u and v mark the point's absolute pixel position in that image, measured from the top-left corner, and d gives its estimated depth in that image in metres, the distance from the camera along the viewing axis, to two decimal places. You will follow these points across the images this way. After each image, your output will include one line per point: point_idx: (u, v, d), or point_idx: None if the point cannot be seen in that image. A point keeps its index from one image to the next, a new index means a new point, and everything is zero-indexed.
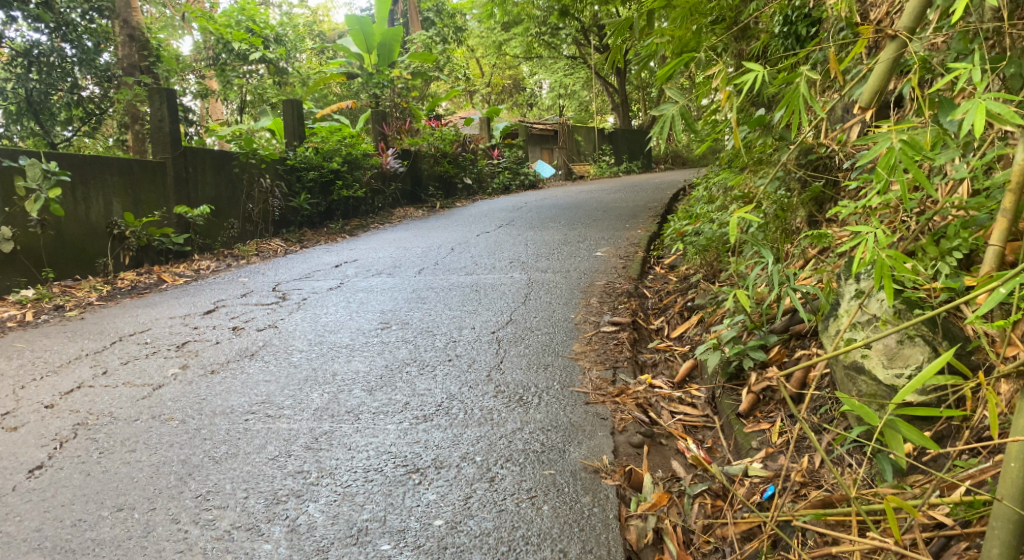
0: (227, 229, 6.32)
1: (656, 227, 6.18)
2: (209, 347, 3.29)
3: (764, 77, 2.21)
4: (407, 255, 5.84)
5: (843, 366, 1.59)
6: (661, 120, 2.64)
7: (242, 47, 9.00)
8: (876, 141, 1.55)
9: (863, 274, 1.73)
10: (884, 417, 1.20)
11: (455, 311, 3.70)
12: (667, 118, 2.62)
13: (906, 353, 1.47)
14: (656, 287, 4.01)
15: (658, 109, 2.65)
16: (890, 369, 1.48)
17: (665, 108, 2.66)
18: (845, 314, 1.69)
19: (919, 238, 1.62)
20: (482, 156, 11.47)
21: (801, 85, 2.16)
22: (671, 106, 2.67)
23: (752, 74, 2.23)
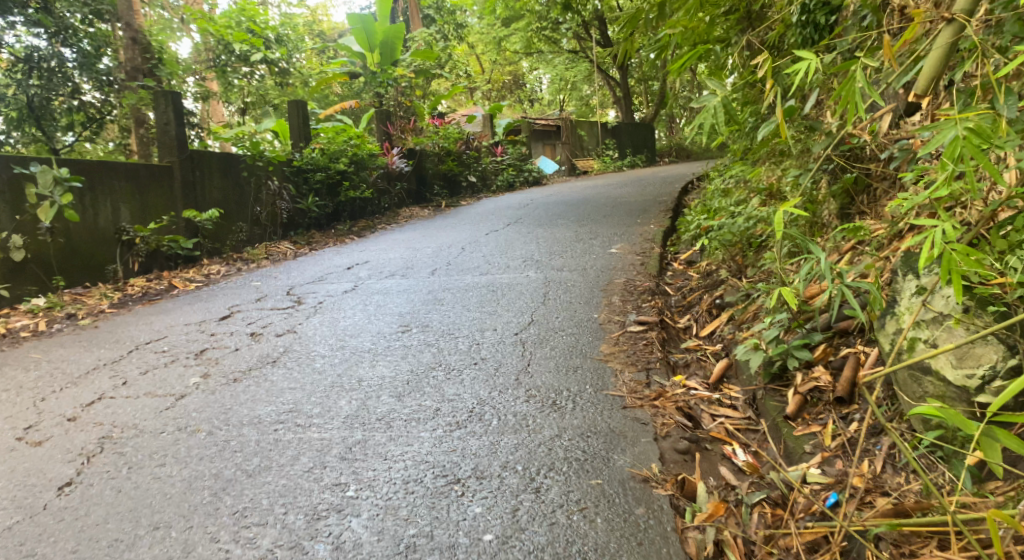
0: (236, 233, 6.27)
1: (669, 222, 6.11)
2: (229, 355, 3.23)
3: (815, 66, 2.18)
4: (418, 255, 5.78)
5: (907, 367, 1.59)
6: (703, 111, 2.82)
7: (243, 49, 8.89)
8: (938, 130, 1.49)
9: (923, 269, 1.67)
10: (979, 426, 1.23)
11: (475, 313, 3.64)
12: (709, 110, 2.80)
13: (978, 353, 1.47)
14: (678, 285, 3.95)
15: (699, 101, 2.82)
16: (960, 369, 1.48)
17: (707, 100, 2.84)
18: (906, 312, 1.65)
19: (985, 232, 1.59)
20: (486, 153, 11.40)
21: (856, 74, 2.13)
22: (712, 99, 2.83)
23: (803, 65, 2.20)
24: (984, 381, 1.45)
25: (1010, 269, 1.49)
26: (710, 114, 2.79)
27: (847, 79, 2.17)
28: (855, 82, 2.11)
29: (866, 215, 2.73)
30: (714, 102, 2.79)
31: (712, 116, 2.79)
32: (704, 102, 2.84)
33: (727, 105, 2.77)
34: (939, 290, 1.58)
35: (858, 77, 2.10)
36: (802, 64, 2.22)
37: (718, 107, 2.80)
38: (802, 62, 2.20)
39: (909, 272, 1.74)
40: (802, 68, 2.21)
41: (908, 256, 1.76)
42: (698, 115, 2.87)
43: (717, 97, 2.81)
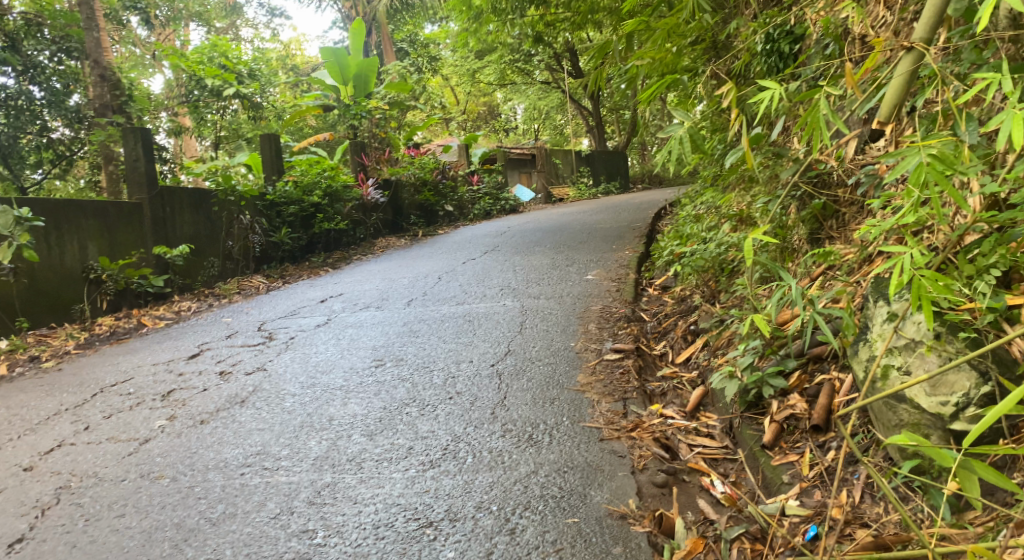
0: (207, 268, 6.17)
1: (645, 248, 6.14)
2: (196, 395, 3.14)
3: (778, 94, 2.25)
4: (393, 287, 5.72)
5: (882, 395, 1.60)
6: (669, 141, 2.81)
7: (215, 83, 8.86)
8: (902, 156, 1.49)
9: (894, 294, 1.67)
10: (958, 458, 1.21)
11: (450, 345, 3.58)
12: (675, 140, 2.79)
13: (951, 380, 1.49)
14: (654, 310, 3.94)
15: (666, 131, 2.83)
16: (933, 397, 1.50)
17: (673, 129, 2.84)
18: (879, 338, 1.65)
19: (952, 257, 1.61)
20: (462, 183, 11.43)
21: (820, 101, 2.18)
22: (678, 128, 2.84)
23: (767, 93, 2.27)
24: (957, 408, 1.46)
25: (977, 294, 1.52)
26: (676, 143, 2.78)
27: (810, 108, 2.20)
28: (818, 109, 2.16)
29: (836, 239, 2.75)
30: (679, 132, 2.81)
31: (678, 145, 2.78)
32: (671, 132, 2.84)
33: (692, 135, 2.77)
34: (910, 316, 1.59)
35: (822, 104, 2.15)
36: (767, 92, 2.28)
37: (684, 136, 2.82)
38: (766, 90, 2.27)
39: (879, 297, 1.75)
40: (767, 96, 2.26)
41: (878, 281, 1.77)
42: (665, 144, 2.87)
43: (683, 126, 2.83)
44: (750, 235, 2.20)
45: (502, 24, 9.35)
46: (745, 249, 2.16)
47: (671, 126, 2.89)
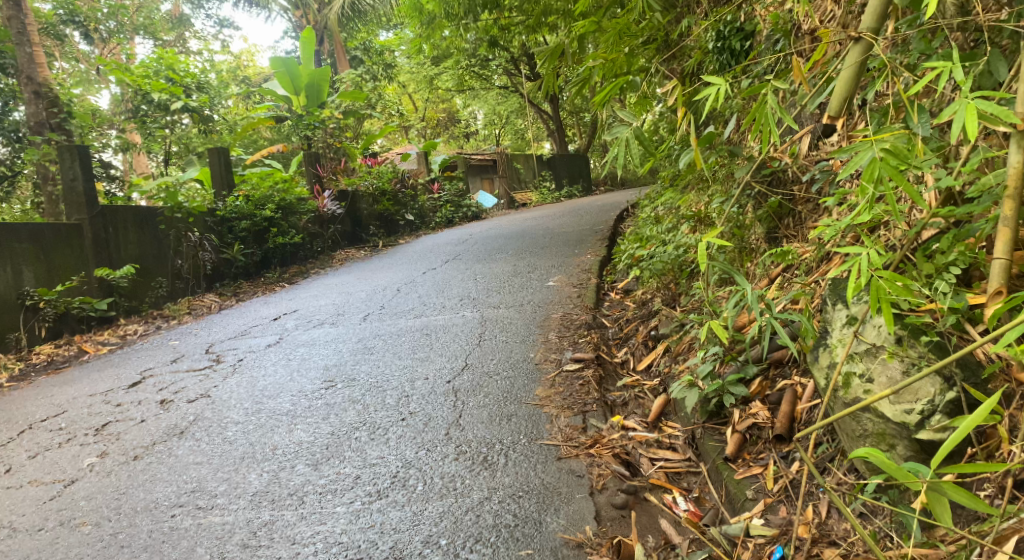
0: (155, 289, 5.92)
1: (606, 251, 6.08)
2: (132, 428, 2.94)
3: (725, 90, 2.17)
4: (350, 301, 5.55)
5: (844, 403, 1.53)
6: (616, 143, 2.72)
7: (162, 98, 8.56)
8: (854, 151, 1.42)
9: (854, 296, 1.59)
10: (926, 479, 1.17)
11: (406, 361, 3.44)
12: (621, 142, 2.70)
13: (914, 386, 1.43)
14: (615, 316, 3.85)
15: (612, 133, 2.73)
16: (897, 405, 1.43)
17: (620, 130, 2.75)
18: (839, 344, 1.57)
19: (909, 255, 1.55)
20: (423, 191, 11.28)
21: (768, 97, 2.12)
22: (624, 129, 2.75)
23: (712, 89, 2.20)
24: (923, 416, 1.40)
25: (937, 293, 1.45)
26: (623, 144, 2.69)
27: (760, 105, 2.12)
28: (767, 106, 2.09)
29: (793, 238, 2.70)
30: (626, 133, 2.71)
31: (626, 147, 2.69)
32: (618, 132, 2.75)
33: (639, 136, 2.68)
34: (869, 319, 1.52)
35: (769, 101, 2.09)
36: (713, 88, 2.21)
37: (631, 139, 2.72)
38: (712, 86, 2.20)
39: (837, 299, 1.68)
40: (713, 92, 2.19)
41: (835, 283, 1.70)
42: (613, 146, 2.77)
43: (629, 127, 2.73)
44: (704, 238, 2.14)
45: (456, 30, 9.26)
46: (699, 253, 2.08)
47: (619, 126, 2.80)
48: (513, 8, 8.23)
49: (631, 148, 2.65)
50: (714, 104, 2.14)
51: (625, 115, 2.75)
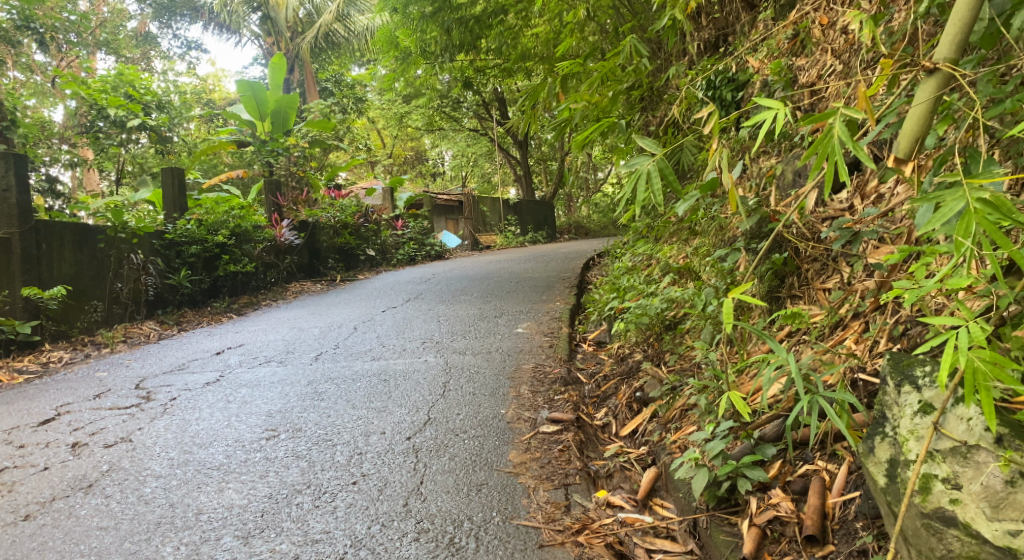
0: (88, 313, 5.41)
1: (576, 299, 5.85)
2: (32, 477, 2.50)
3: (788, 116, 2.01)
4: (302, 338, 5.14)
5: (920, 514, 1.42)
6: (635, 176, 2.25)
7: (119, 114, 8.08)
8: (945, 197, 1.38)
9: (927, 383, 1.48)
10: None
11: (360, 411, 3.06)
12: (641, 174, 2.24)
13: (1019, 502, 1.33)
14: (592, 370, 3.56)
15: (630, 164, 2.27)
16: (994, 522, 1.34)
17: (639, 161, 2.28)
18: (912, 436, 1.48)
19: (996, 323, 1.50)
20: (386, 227, 10.95)
21: (836, 125, 1.79)
22: (646, 160, 2.27)
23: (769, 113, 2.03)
24: None
25: None
26: (644, 177, 2.23)
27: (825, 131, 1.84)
28: (834, 137, 1.79)
29: (800, 298, 2.48)
30: (649, 164, 2.24)
31: (646, 181, 2.22)
32: (636, 164, 2.28)
33: (662, 169, 2.22)
34: (954, 411, 1.43)
35: (838, 130, 1.77)
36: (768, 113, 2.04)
37: (654, 171, 2.25)
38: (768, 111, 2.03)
39: (901, 380, 1.56)
40: (773, 118, 2.03)
41: (896, 357, 1.59)
42: (631, 180, 2.31)
43: (651, 158, 2.25)
44: (729, 297, 1.91)
45: (429, 69, 9.14)
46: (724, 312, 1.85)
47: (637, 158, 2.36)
48: (490, 50, 8.16)
49: (654, 182, 2.19)
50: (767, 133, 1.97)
51: (646, 143, 2.28)
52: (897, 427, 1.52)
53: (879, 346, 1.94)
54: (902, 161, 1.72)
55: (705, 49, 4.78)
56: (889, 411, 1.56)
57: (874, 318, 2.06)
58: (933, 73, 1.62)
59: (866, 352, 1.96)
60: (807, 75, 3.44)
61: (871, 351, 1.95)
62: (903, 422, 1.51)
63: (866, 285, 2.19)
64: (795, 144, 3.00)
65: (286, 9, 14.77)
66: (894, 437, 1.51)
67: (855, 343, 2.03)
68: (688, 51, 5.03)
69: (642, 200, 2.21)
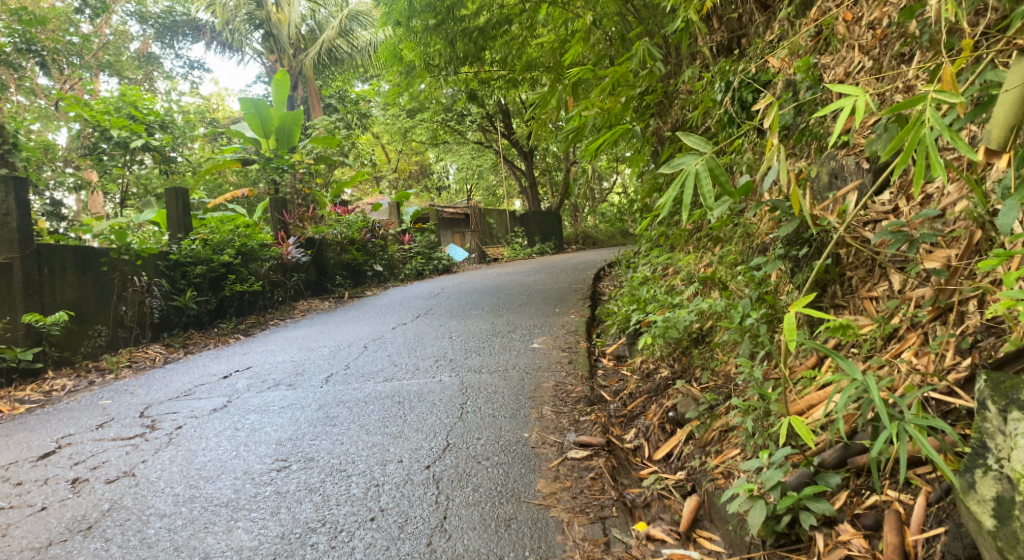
0: (93, 338, 5.28)
1: (591, 311, 5.69)
2: (29, 517, 2.37)
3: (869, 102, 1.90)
4: (311, 358, 4.98)
5: None
6: (679, 178, 1.99)
7: (123, 135, 7.97)
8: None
9: None
10: None
11: (375, 437, 2.90)
12: (688, 176, 1.97)
13: None
14: (616, 388, 3.39)
15: (673, 165, 2.01)
16: None
17: (684, 162, 2.01)
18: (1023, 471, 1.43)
19: None
20: (393, 242, 10.83)
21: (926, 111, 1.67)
22: (692, 160, 2.01)
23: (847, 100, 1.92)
24: None
25: None
26: (691, 178, 1.96)
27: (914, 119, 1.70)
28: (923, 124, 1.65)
29: (844, 309, 2.32)
30: (698, 165, 1.97)
31: (693, 183, 1.95)
32: (680, 165, 2.01)
33: (711, 169, 1.96)
34: None
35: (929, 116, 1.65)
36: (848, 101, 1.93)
37: (703, 172, 1.97)
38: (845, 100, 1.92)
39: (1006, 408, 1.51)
40: (852, 106, 1.92)
41: (995, 379, 1.54)
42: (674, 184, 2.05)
43: (699, 158, 1.99)
44: (791, 311, 1.78)
45: (434, 82, 9.02)
46: (787, 328, 1.72)
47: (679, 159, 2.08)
48: (494, 61, 8.03)
49: (701, 182, 1.94)
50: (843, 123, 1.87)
51: (692, 141, 2.02)
52: (1002, 459, 1.47)
53: (946, 359, 1.81)
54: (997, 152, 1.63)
55: (719, 53, 4.62)
56: (989, 439, 1.51)
57: (935, 329, 1.91)
58: None
59: (930, 366, 1.84)
60: (833, 75, 3.23)
61: (937, 365, 1.83)
62: (1016, 453, 1.45)
63: (921, 292, 2.02)
64: (827, 146, 2.85)
65: (288, 26, 14.72)
66: (1003, 473, 1.46)
67: (915, 356, 1.89)
68: (701, 54, 4.87)
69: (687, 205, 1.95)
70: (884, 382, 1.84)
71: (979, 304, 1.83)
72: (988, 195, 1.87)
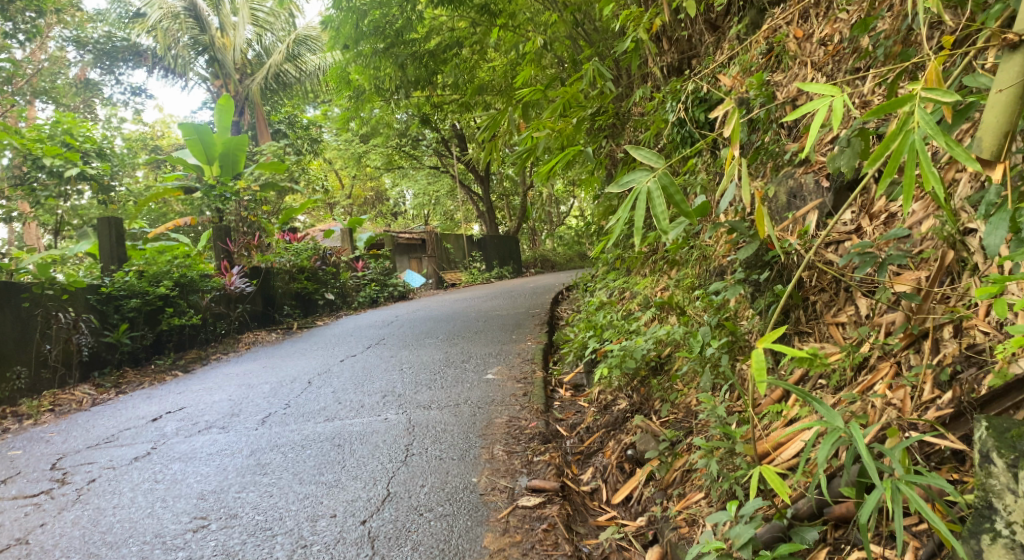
0: (12, 380, 4.84)
1: (547, 338, 5.50)
2: None
3: (847, 103, 1.69)
4: (250, 396, 4.64)
5: None
6: (630, 197, 1.80)
7: (56, 163, 7.42)
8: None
9: None
10: None
11: (308, 487, 2.63)
12: (639, 195, 1.78)
13: None
14: (572, 421, 3.18)
15: (624, 184, 1.82)
16: None
17: (635, 179, 1.83)
18: None
19: None
20: (346, 269, 10.50)
21: (915, 113, 1.47)
22: (643, 177, 1.83)
23: (822, 102, 1.69)
24: None
25: None
26: (642, 198, 1.77)
27: (901, 122, 1.49)
28: (914, 130, 1.46)
29: (809, 336, 2.18)
30: (651, 183, 1.78)
31: (645, 202, 1.77)
32: (631, 181, 1.84)
33: (665, 187, 1.78)
34: None
35: (919, 119, 1.45)
36: (822, 102, 1.71)
37: (657, 191, 1.78)
38: (819, 102, 1.70)
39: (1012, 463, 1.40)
40: (827, 107, 1.69)
41: (998, 428, 1.44)
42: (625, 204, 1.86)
43: (651, 174, 1.81)
44: (759, 347, 1.61)
45: (384, 107, 8.80)
46: (754, 368, 1.55)
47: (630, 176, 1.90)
48: (445, 85, 7.87)
49: (654, 202, 1.76)
50: (818, 128, 1.64)
51: (644, 155, 1.84)
52: (1013, 525, 1.36)
53: (924, 395, 1.68)
54: (989, 163, 1.51)
55: (669, 73, 4.51)
56: (997, 500, 1.40)
57: (908, 359, 1.78)
58: (1018, 50, 1.46)
59: (906, 402, 1.70)
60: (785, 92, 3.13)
61: (915, 401, 1.69)
62: None
63: (890, 317, 1.90)
64: (783, 164, 2.73)
65: (233, 50, 14.38)
66: (1015, 542, 1.35)
67: (889, 390, 1.77)
68: (652, 75, 4.77)
69: (641, 226, 1.75)
70: (864, 421, 1.68)
71: (955, 331, 1.71)
72: (958, 214, 1.76)
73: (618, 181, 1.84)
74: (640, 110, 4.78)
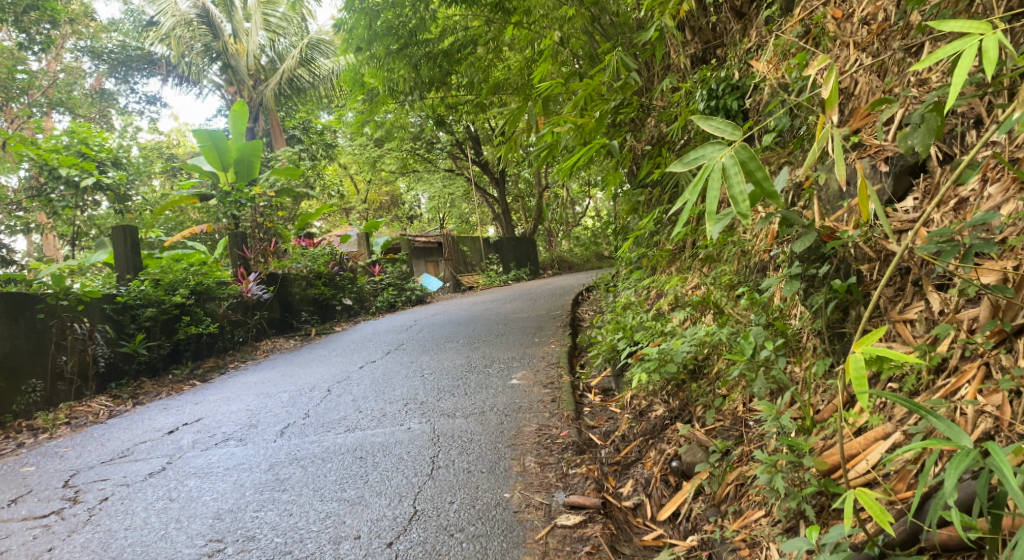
0: (26, 393, 4.74)
1: (572, 340, 5.31)
2: None
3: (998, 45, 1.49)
4: (268, 406, 4.50)
5: None
6: (701, 174, 1.64)
7: (71, 173, 7.33)
8: None
9: None
10: None
11: (329, 505, 2.48)
12: (712, 172, 1.62)
13: None
14: (606, 429, 2.98)
15: (692, 161, 1.66)
16: None
17: (705, 154, 1.66)
18: None
19: None
20: (363, 274, 10.38)
21: None
22: (716, 151, 1.66)
23: (969, 41, 1.49)
24: None
25: None
26: (714, 176, 1.60)
27: None
28: None
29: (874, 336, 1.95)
30: (724, 159, 1.62)
31: (718, 179, 1.60)
32: (701, 158, 1.67)
33: (742, 162, 1.62)
34: None
35: None
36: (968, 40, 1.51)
37: (733, 167, 1.62)
38: (966, 40, 1.49)
39: None
40: (974, 47, 1.49)
41: None
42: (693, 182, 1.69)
43: (725, 148, 1.65)
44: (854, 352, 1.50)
45: (399, 109, 8.66)
46: (855, 380, 1.40)
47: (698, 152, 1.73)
48: (460, 85, 7.71)
49: (728, 179, 1.59)
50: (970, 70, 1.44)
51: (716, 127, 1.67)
52: None
53: None
54: None
55: (695, 63, 4.31)
56: None
57: (999, 360, 1.60)
58: None
59: (1004, 408, 1.53)
60: None
61: (1018, 407, 1.52)
62: None
63: (973, 313, 1.70)
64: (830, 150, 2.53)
65: (247, 56, 14.35)
66: None
67: (980, 395, 1.59)
68: (676, 64, 4.57)
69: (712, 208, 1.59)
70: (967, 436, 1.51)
71: None
72: None
73: (682, 158, 1.68)
74: (664, 103, 4.56)
